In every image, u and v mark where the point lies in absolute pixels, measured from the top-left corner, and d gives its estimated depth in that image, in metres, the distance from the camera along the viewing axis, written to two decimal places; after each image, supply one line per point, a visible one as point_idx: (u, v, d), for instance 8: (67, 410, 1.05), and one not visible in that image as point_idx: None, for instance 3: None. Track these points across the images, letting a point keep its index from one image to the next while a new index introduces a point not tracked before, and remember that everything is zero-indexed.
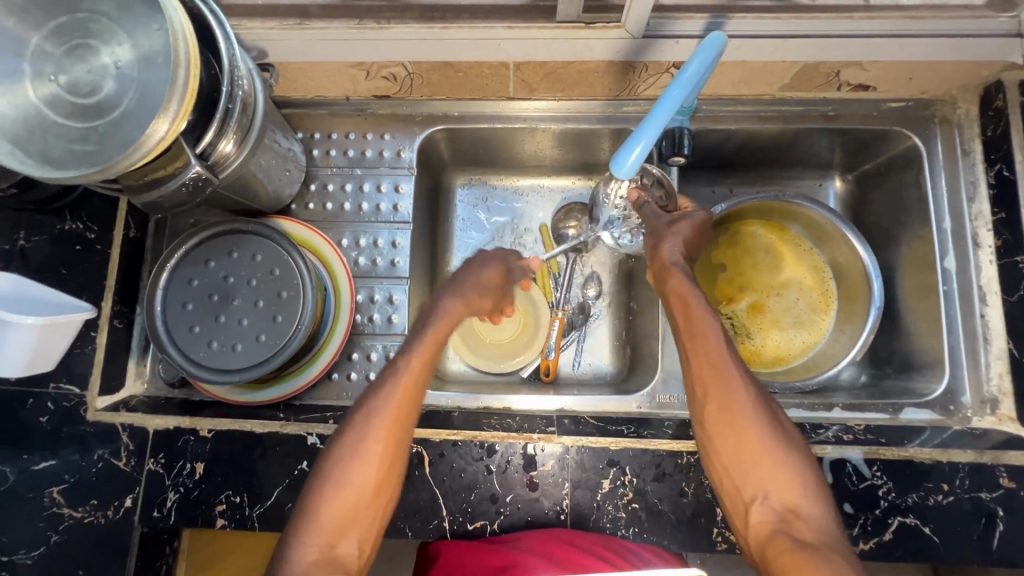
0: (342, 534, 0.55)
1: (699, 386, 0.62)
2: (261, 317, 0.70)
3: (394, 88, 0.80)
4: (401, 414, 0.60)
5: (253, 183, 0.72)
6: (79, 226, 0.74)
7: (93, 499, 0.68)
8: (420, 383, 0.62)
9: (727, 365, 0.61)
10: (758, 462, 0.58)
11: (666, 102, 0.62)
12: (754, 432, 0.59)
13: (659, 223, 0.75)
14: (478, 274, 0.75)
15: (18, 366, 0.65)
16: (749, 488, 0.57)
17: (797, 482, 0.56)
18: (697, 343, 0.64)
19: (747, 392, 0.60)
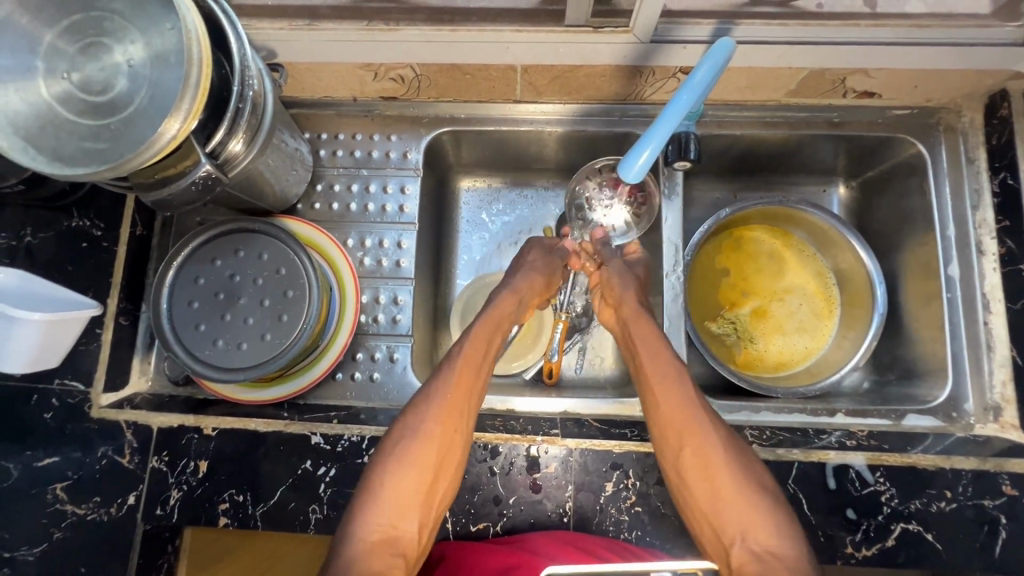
0: (403, 517, 0.56)
1: (671, 434, 0.63)
2: (266, 316, 0.70)
3: (402, 89, 0.80)
4: (459, 402, 0.62)
5: (260, 183, 0.72)
6: (86, 223, 0.74)
7: (95, 496, 0.68)
8: (475, 374, 0.65)
9: (693, 405, 0.63)
10: (733, 505, 0.58)
11: (674, 106, 0.63)
12: (727, 476, 0.60)
13: (618, 264, 0.79)
14: (531, 265, 0.79)
15: (24, 362, 0.65)
16: (728, 530, 0.58)
17: (770, 522, 0.57)
18: (662, 384, 0.66)
19: (715, 432, 0.62)
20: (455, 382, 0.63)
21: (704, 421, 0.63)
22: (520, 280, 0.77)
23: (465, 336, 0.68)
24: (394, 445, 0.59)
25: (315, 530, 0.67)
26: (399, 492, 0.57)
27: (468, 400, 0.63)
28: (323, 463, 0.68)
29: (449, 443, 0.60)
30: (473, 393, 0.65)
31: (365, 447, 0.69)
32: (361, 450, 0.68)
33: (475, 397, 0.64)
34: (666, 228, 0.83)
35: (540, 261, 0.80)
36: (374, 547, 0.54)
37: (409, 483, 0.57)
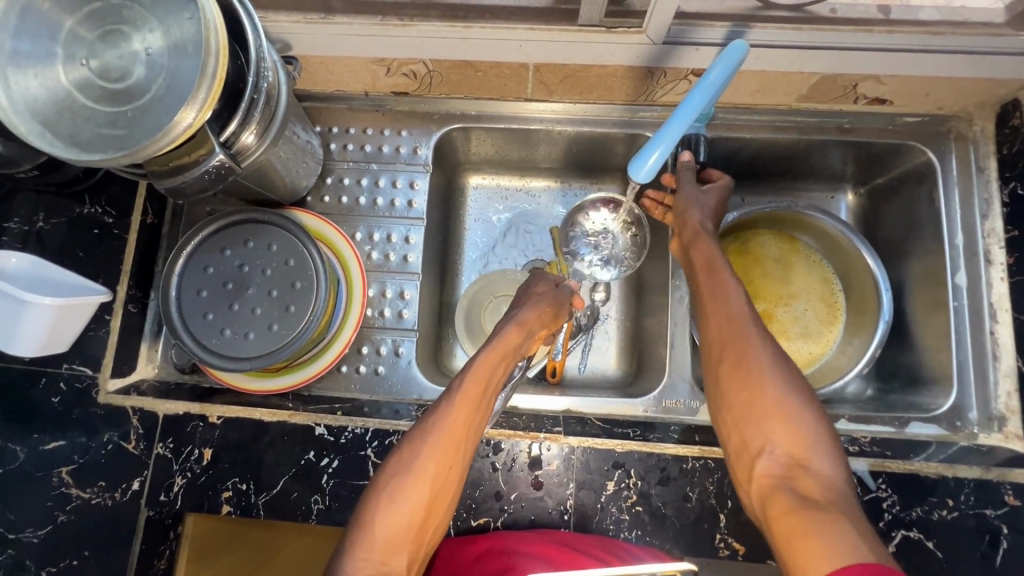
0: (393, 550, 0.55)
1: (718, 339, 0.65)
2: (273, 307, 0.70)
3: (414, 85, 0.80)
4: (456, 439, 0.60)
5: (271, 174, 0.73)
6: (98, 210, 0.75)
7: (101, 481, 0.69)
8: (477, 406, 0.63)
9: (740, 324, 0.64)
10: (767, 415, 0.58)
11: (686, 107, 0.63)
12: (769, 388, 0.60)
13: (690, 190, 0.78)
14: (539, 298, 0.76)
15: (34, 345, 0.65)
16: (757, 440, 0.58)
17: (807, 437, 0.56)
18: (715, 309, 0.68)
19: (765, 349, 0.62)
20: (456, 409, 0.61)
21: (756, 337, 0.63)
22: (524, 312, 0.74)
23: (469, 366, 0.66)
24: (390, 475, 0.59)
25: (317, 520, 0.67)
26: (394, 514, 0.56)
27: (468, 429, 0.62)
28: (326, 454, 0.69)
29: (446, 478, 0.59)
30: (473, 422, 0.63)
31: (368, 440, 0.69)
32: (364, 442, 0.69)
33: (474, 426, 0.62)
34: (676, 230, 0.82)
35: (544, 300, 0.76)
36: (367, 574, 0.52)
37: (400, 519, 0.56)
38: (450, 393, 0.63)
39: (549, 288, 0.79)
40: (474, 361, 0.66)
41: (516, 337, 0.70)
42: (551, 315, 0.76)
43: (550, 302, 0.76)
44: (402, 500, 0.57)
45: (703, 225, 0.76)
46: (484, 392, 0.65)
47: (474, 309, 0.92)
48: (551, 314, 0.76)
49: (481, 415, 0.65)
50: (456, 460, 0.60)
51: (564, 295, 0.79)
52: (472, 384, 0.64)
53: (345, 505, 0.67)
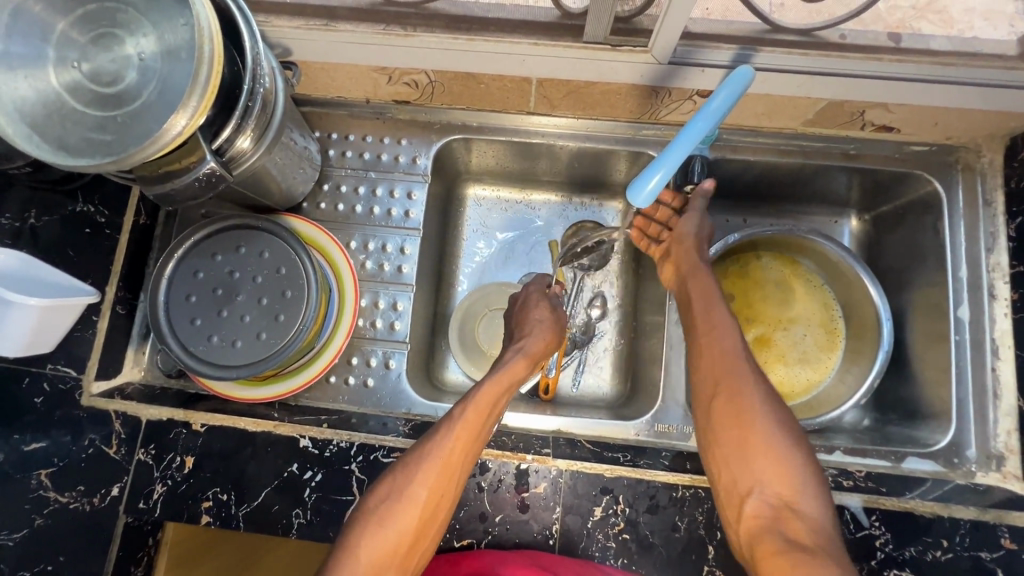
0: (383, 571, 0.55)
1: (711, 375, 0.64)
2: (263, 315, 0.69)
3: (415, 94, 0.79)
4: (445, 474, 0.60)
5: (266, 180, 0.72)
6: (90, 209, 0.74)
7: (79, 485, 0.68)
8: (467, 441, 0.62)
9: (737, 359, 0.63)
10: (759, 456, 0.58)
11: (690, 131, 0.62)
12: (761, 429, 0.59)
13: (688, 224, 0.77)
14: (541, 322, 0.76)
15: (19, 345, 0.64)
16: (746, 481, 0.58)
17: (797, 479, 0.57)
18: (711, 340, 0.66)
19: (757, 388, 0.62)
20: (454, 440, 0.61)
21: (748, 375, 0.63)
22: (528, 338, 0.73)
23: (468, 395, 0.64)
24: (380, 498, 0.59)
25: (297, 534, 0.66)
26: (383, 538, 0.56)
27: (463, 458, 0.61)
28: (309, 468, 0.68)
29: (435, 507, 0.59)
30: (469, 452, 0.62)
31: (353, 454, 0.68)
32: (348, 456, 0.68)
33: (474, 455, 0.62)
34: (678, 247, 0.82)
35: (546, 330, 0.75)
36: None
37: (389, 542, 0.56)
38: (448, 425, 0.62)
39: (539, 317, 0.77)
40: (478, 390, 0.65)
41: (523, 368, 0.69)
42: (555, 340, 0.76)
43: (552, 326, 0.76)
44: (392, 524, 0.57)
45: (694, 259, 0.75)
46: (484, 424, 0.64)
47: (469, 320, 0.91)
48: (555, 338, 0.76)
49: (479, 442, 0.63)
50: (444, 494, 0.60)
51: (557, 325, 0.78)
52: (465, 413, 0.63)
53: (327, 520, 0.66)
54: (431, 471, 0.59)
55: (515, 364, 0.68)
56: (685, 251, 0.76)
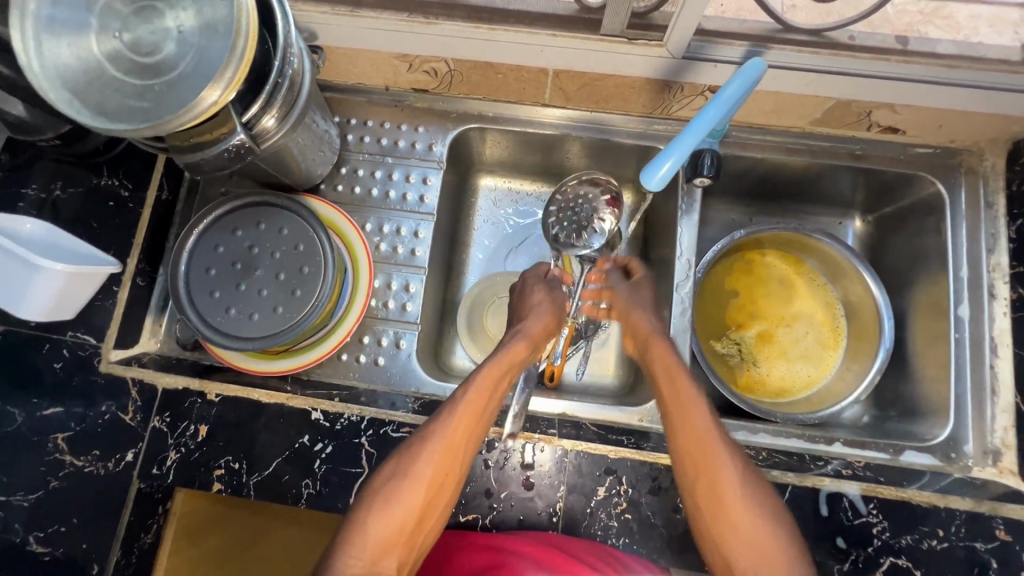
0: (382, 556, 0.58)
1: (689, 462, 0.63)
2: (280, 290, 0.71)
3: (434, 83, 0.82)
4: (434, 488, 0.61)
5: (288, 159, 0.74)
6: (114, 182, 0.77)
7: (95, 450, 0.70)
8: (457, 448, 0.63)
9: (715, 444, 0.62)
10: (745, 536, 0.59)
11: (700, 120, 0.65)
12: (747, 512, 0.60)
13: (626, 290, 0.79)
14: (539, 307, 0.78)
15: (42, 309, 0.66)
16: (736, 562, 0.59)
17: (782, 553, 0.58)
18: (683, 424, 0.64)
19: (735, 466, 0.62)
20: (459, 418, 0.63)
21: (725, 452, 0.62)
22: (528, 320, 0.76)
23: (458, 391, 0.66)
24: (385, 479, 0.62)
25: (306, 504, 0.68)
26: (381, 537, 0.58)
27: (465, 440, 0.64)
28: (320, 440, 0.69)
29: (439, 487, 0.62)
30: (473, 431, 0.65)
31: (363, 428, 0.69)
32: (358, 429, 0.69)
33: (478, 432, 0.65)
34: (683, 244, 0.82)
35: (545, 309, 0.78)
36: None
37: (394, 522, 0.59)
38: (452, 406, 0.65)
39: (539, 297, 0.79)
40: (477, 374, 0.67)
41: (522, 348, 0.73)
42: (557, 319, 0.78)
43: (552, 307, 0.79)
44: (397, 503, 0.60)
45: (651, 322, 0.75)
46: (487, 407, 0.67)
47: (478, 307, 0.93)
48: (556, 319, 0.78)
49: (483, 425, 0.66)
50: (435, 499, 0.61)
51: (559, 303, 0.80)
52: (454, 427, 0.63)
53: (335, 491, 0.68)
54: (423, 486, 0.61)
55: (511, 350, 0.71)
56: (631, 322, 0.76)
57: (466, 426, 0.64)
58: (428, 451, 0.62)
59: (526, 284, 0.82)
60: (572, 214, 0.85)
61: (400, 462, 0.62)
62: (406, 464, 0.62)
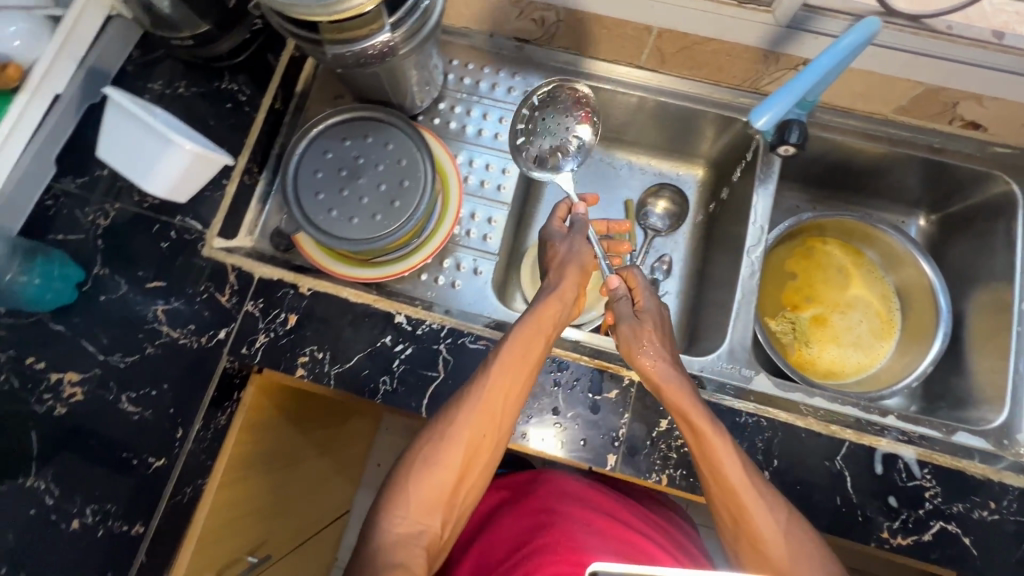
0: (426, 515, 0.62)
1: (725, 510, 0.62)
2: (380, 199, 0.75)
3: (538, 33, 0.87)
4: (469, 457, 0.64)
5: (402, 82, 0.79)
6: (234, 87, 0.83)
7: (191, 324, 0.75)
8: (496, 421, 0.65)
9: (746, 493, 0.61)
10: None
11: (814, 67, 0.68)
12: (787, 558, 0.59)
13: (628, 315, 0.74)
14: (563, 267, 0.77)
15: (165, 185, 0.71)
16: None
17: None
18: (710, 465, 0.63)
19: (769, 510, 0.60)
20: (491, 385, 0.65)
21: (758, 499, 0.61)
22: (553, 279, 0.76)
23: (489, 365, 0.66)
24: (425, 443, 0.65)
25: (381, 399, 0.71)
26: (423, 498, 0.63)
27: (505, 409, 0.66)
28: (401, 342, 0.73)
29: (476, 450, 0.65)
30: (514, 399, 0.67)
31: (442, 335, 0.73)
32: (438, 337, 0.73)
33: (517, 392, 0.67)
34: (756, 212, 0.86)
35: (571, 267, 0.77)
36: (399, 540, 0.60)
37: (436, 485, 0.63)
38: (481, 374, 0.66)
39: (564, 251, 0.79)
40: (506, 344, 0.67)
41: (552, 309, 0.71)
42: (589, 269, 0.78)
43: (580, 267, 0.77)
44: (437, 468, 0.63)
45: (655, 354, 0.70)
46: (524, 379, 0.67)
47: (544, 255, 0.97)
48: (586, 274, 0.78)
49: (523, 385, 0.67)
50: (475, 463, 0.65)
51: (579, 256, 0.78)
52: (486, 401, 0.65)
53: (411, 390, 0.71)
54: (459, 455, 0.64)
55: (542, 311, 0.71)
56: (633, 358, 0.70)
57: (500, 399, 0.65)
58: (463, 424, 0.64)
59: (555, 237, 0.81)
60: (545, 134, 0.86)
61: (440, 428, 0.65)
62: (443, 431, 0.65)
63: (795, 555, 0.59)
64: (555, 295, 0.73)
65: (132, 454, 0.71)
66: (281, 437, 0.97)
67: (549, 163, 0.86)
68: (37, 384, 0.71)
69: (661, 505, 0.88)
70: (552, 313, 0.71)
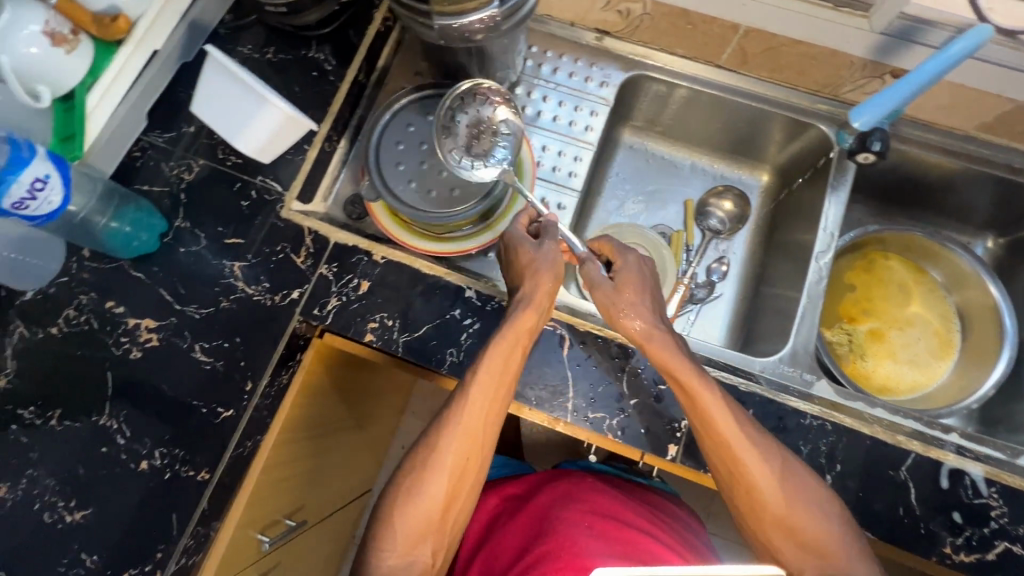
0: (418, 544, 0.66)
1: (728, 474, 0.65)
2: (459, 174, 0.78)
3: (621, 24, 0.87)
4: (454, 475, 0.67)
5: (488, 61, 0.80)
6: (321, 57, 0.85)
7: (266, 282, 0.76)
8: (476, 441, 0.67)
9: (746, 453, 0.63)
10: (790, 529, 0.63)
11: (920, 73, 0.69)
12: (790, 507, 0.62)
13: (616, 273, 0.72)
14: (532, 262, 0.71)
15: (255, 143, 0.75)
16: (784, 554, 0.64)
17: (833, 541, 0.62)
18: (711, 434, 0.65)
19: (770, 464, 0.63)
20: (466, 414, 0.67)
21: (758, 456, 0.63)
22: (527, 286, 0.70)
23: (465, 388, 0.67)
24: (410, 470, 0.68)
25: (447, 370, 0.72)
26: (410, 526, 0.66)
27: (486, 426, 0.68)
28: (470, 316, 0.74)
29: (461, 471, 0.67)
30: (494, 416, 0.68)
31: None
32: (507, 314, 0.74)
33: (496, 414, 0.67)
34: (828, 217, 0.86)
35: (544, 269, 0.71)
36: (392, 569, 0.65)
37: (423, 513, 0.66)
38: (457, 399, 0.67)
39: (538, 256, 0.71)
40: (484, 362, 0.67)
41: (529, 322, 0.68)
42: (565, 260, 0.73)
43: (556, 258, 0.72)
44: (423, 496, 0.66)
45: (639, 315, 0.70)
46: (502, 396, 0.68)
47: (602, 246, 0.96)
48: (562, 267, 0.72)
49: (501, 404, 0.68)
50: (462, 484, 0.67)
51: (553, 262, 0.71)
52: (462, 422, 0.67)
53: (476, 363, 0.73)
54: (444, 476, 0.66)
55: (517, 324, 0.68)
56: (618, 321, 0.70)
57: (476, 421, 0.67)
58: (448, 443, 0.67)
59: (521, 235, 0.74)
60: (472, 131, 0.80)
61: (425, 452, 0.68)
62: (427, 454, 0.67)
63: (799, 503, 0.62)
64: (533, 293, 0.69)
65: (201, 402, 0.73)
66: (328, 406, 0.98)
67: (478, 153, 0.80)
68: (116, 327, 0.75)
69: (667, 502, 0.90)
70: (531, 323, 0.68)
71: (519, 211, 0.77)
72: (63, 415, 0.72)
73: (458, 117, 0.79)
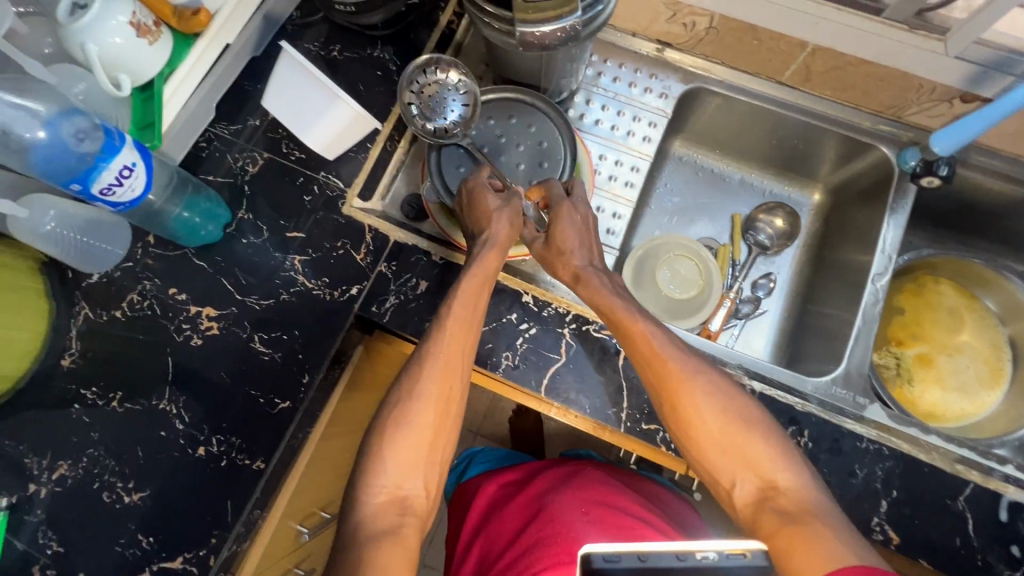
0: (407, 476, 0.62)
1: (669, 405, 0.65)
2: (523, 179, 0.82)
3: (684, 36, 0.87)
4: (431, 402, 0.64)
5: (551, 68, 0.81)
6: (386, 57, 0.85)
7: (325, 277, 0.77)
8: (451, 368, 0.66)
9: (685, 379, 0.64)
10: (727, 448, 0.62)
11: (1010, 100, 0.69)
12: (722, 425, 0.62)
13: (569, 220, 0.74)
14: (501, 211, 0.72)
15: (324, 140, 0.78)
16: (726, 478, 0.61)
17: (769, 457, 0.60)
18: (658, 369, 0.65)
19: (705, 387, 0.64)
20: (435, 340, 0.66)
21: (696, 380, 0.64)
22: (490, 228, 0.71)
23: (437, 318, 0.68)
24: (389, 406, 0.65)
25: (502, 373, 0.73)
26: (381, 454, 0.63)
27: (461, 354, 0.67)
28: (526, 321, 0.75)
29: (446, 404, 0.65)
30: (466, 345, 0.67)
31: (567, 320, 0.75)
32: (563, 321, 0.75)
33: (469, 344, 0.68)
34: (886, 240, 0.85)
35: (506, 216, 0.73)
36: (386, 504, 0.61)
37: (406, 442, 0.63)
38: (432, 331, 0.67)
39: (496, 206, 0.72)
40: (456, 291, 0.68)
41: (495, 261, 0.70)
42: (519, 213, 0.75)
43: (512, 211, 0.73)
44: (410, 423, 0.63)
45: (578, 263, 0.73)
46: (471, 325, 0.68)
47: (650, 257, 0.96)
48: (516, 219, 0.74)
49: (472, 336, 0.68)
50: (445, 414, 0.65)
51: (510, 210, 0.73)
52: (432, 347, 0.66)
53: (530, 368, 0.74)
54: (420, 404, 0.64)
55: (489, 257, 0.70)
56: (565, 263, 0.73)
57: (455, 348, 0.66)
58: (419, 370, 0.65)
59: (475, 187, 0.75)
60: (423, 94, 0.78)
61: (400, 383, 0.66)
62: (399, 386, 0.66)
63: (729, 419, 0.62)
64: (490, 229, 0.71)
65: (258, 392, 0.74)
66: (376, 407, 1.00)
67: (428, 113, 0.78)
68: (177, 313, 0.76)
69: (659, 487, 0.89)
70: (490, 260, 0.70)
71: (477, 170, 0.77)
72: (124, 397, 0.73)
73: (419, 84, 0.78)
